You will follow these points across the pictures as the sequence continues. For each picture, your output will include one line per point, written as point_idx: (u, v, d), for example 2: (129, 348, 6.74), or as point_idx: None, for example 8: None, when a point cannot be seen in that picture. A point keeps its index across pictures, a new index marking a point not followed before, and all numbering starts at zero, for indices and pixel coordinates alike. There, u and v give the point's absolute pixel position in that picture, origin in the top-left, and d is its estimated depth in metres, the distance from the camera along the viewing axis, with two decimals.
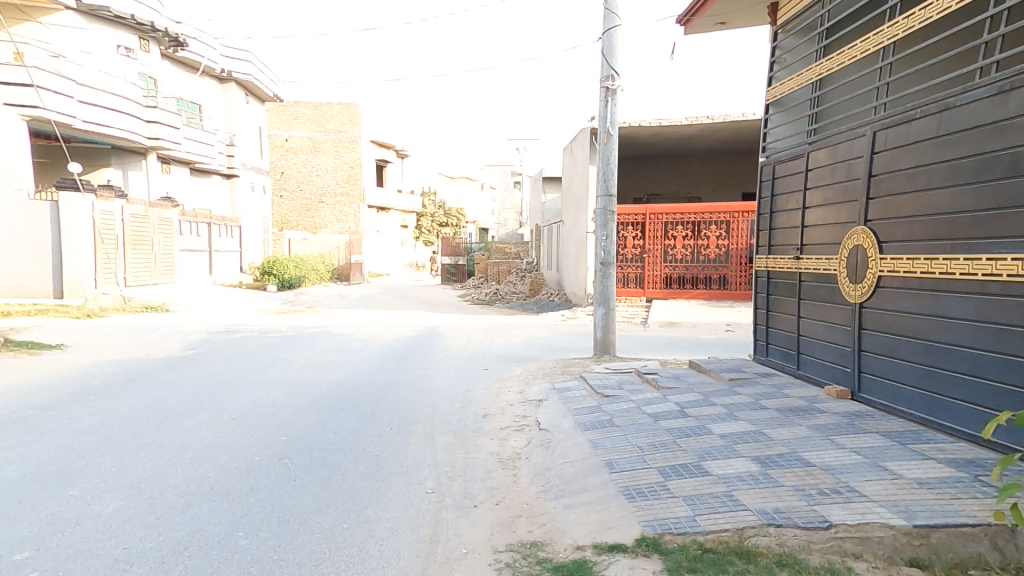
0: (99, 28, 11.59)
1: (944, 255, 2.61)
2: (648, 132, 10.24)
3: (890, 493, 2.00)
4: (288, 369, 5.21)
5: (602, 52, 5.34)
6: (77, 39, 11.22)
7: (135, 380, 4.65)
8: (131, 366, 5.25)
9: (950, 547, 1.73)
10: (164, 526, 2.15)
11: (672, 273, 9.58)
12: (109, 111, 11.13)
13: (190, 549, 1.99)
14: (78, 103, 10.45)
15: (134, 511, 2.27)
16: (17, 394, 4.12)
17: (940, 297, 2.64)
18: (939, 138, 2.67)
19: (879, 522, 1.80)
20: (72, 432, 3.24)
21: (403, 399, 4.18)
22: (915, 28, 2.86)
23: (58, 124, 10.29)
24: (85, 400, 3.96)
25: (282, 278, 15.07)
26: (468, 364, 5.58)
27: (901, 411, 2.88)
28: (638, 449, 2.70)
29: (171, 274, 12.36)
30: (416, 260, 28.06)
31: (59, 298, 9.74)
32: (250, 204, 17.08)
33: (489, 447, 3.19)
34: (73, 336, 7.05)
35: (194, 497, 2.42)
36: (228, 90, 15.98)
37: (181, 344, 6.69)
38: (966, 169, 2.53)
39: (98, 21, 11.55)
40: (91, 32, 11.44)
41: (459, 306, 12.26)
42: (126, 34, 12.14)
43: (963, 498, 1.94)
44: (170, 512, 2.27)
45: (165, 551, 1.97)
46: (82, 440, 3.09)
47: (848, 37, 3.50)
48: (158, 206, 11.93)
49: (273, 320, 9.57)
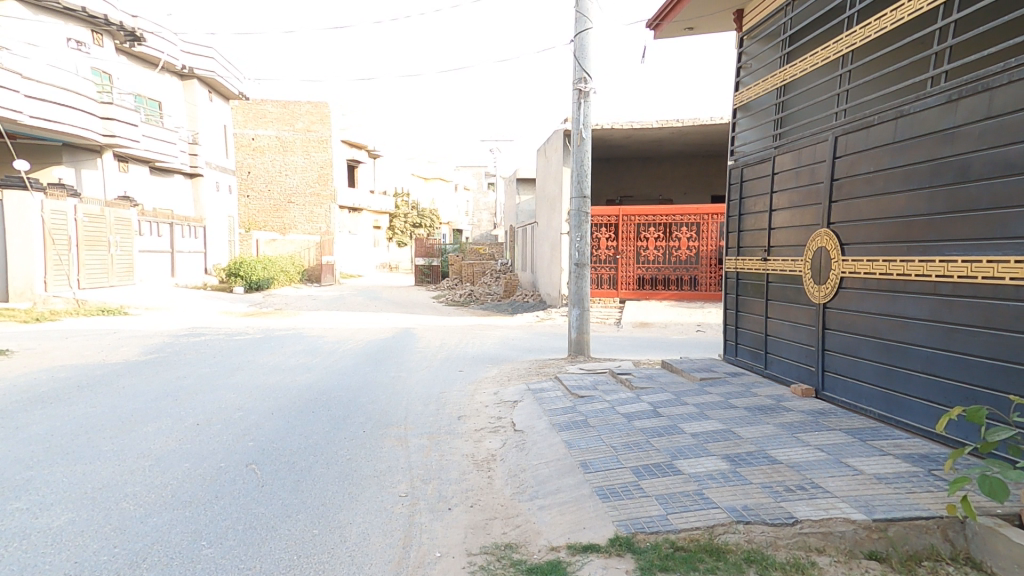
0: (46, 20, 11.13)
1: (901, 257, 2.70)
2: (620, 135, 10.35)
3: (852, 488, 2.06)
4: (255, 372, 5.10)
5: (574, 55, 5.38)
6: (23, 31, 10.74)
7: (91, 386, 4.48)
8: (86, 372, 5.06)
9: (907, 539, 1.79)
10: (122, 537, 2.08)
11: (644, 274, 9.70)
12: (60, 107, 10.72)
13: (149, 560, 1.93)
14: (25, 97, 10.01)
15: (91, 522, 2.19)
16: None
17: (897, 298, 2.74)
18: (895, 143, 2.77)
19: (842, 516, 1.85)
20: (21, 441, 3.10)
21: (376, 402, 4.13)
22: (872, 38, 2.96)
23: (4, 120, 9.86)
24: (36, 407, 3.80)
25: (250, 279, 14.75)
26: (442, 365, 5.55)
27: (862, 408, 2.97)
28: (612, 449, 2.73)
29: (130, 276, 11.98)
30: (389, 261, 27.80)
31: (7, 301, 9.33)
32: (215, 204, 16.66)
33: (464, 449, 3.17)
34: (24, 341, 6.77)
35: (155, 506, 2.34)
36: (190, 87, 15.56)
37: (142, 347, 6.49)
38: (920, 174, 2.63)
39: (44, 12, 11.09)
40: (38, 24, 10.98)
41: (432, 307, 12.19)
42: (77, 27, 11.72)
43: (919, 492, 2.01)
44: (128, 523, 2.19)
45: (122, 564, 1.90)
46: (32, 450, 2.96)
47: (810, 45, 3.61)
48: (115, 206, 11.51)
49: (239, 322, 9.37)
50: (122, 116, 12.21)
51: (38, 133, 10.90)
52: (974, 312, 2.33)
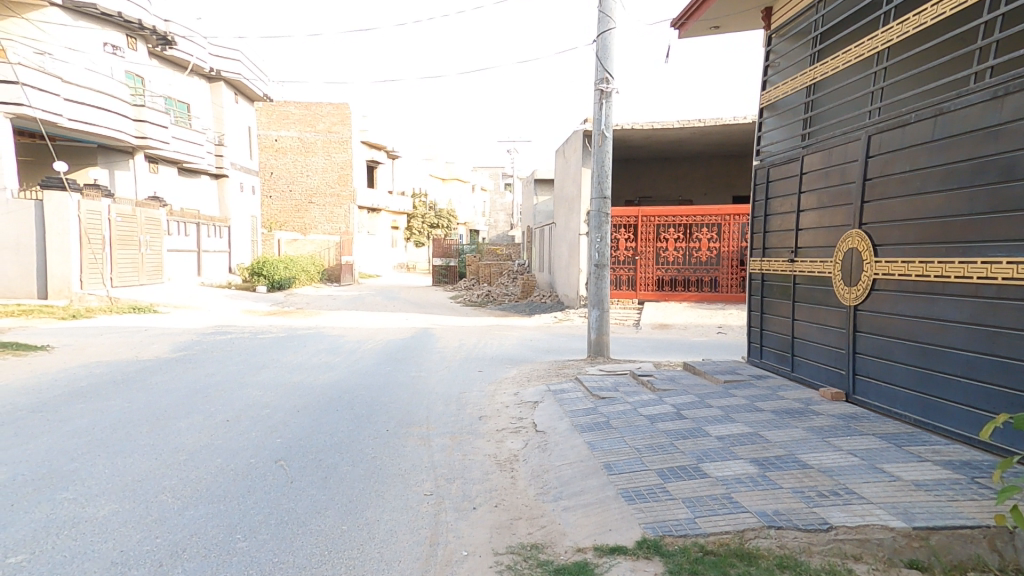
0: (85, 25, 11.41)
1: (939, 258, 2.64)
2: (641, 135, 10.29)
3: (889, 495, 2.02)
4: (281, 370, 5.19)
5: (597, 55, 5.35)
6: (64, 37, 11.04)
7: (125, 381, 4.61)
8: (120, 368, 5.20)
9: (949, 549, 1.74)
10: (161, 529, 2.12)
11: (664, 275, 9.63)
12: (96, 110, 11.13)
13: (188, 552, 1.97)
14: (63, 101, 10.38)
15: (130, 513, 2.24)
16: (4, 395, 4.08)
17: (934, 301, 2.68)
18: (933, 142, 2.71)
19: (879, 524, 1.82)
20: (61, 434, 3.19)
21: (398, 401, 4.16)
22: (910, 34, 2.90)
23: (43, 123, 10.24)
24: (73, 402, 3.91)
25: (272, 279, 14.95)
26: (461, 366, 5.56)
27: (896, 413, 2.91)
28: (635, 450, 2.71)
29: (159, 275, 12.23)
30: (407, 261, 27.94)
31: (44, 299, 9.61)
32: (239, 204, 16.95)
33: (487, 449, 3.18)
34: (59, 338, 6.97)
35: (190, 500, 2.39)
36: (217, 90, 15.86)
37: (171, 345, 6.65)
38: (959, 174, 2.57)
39: (84, 19, 11.41)
40: (77, 29, 11.24)
41: (451, 307, 12.26)
42: (113, 32, 11.98)
43: (961, 500, 1.96)
44: (166, 515, 2.24)
45: (164, 554, 1.95)
46: (72, 443, 3.04)
47: (841, 42, 3.54)
48: (145, 206, 11.79)
49: (263, 321, 9.52)
50: (153, 118, 12.56)
51: (74, 135, 11.22)
52: (1019, 315, 2.27)
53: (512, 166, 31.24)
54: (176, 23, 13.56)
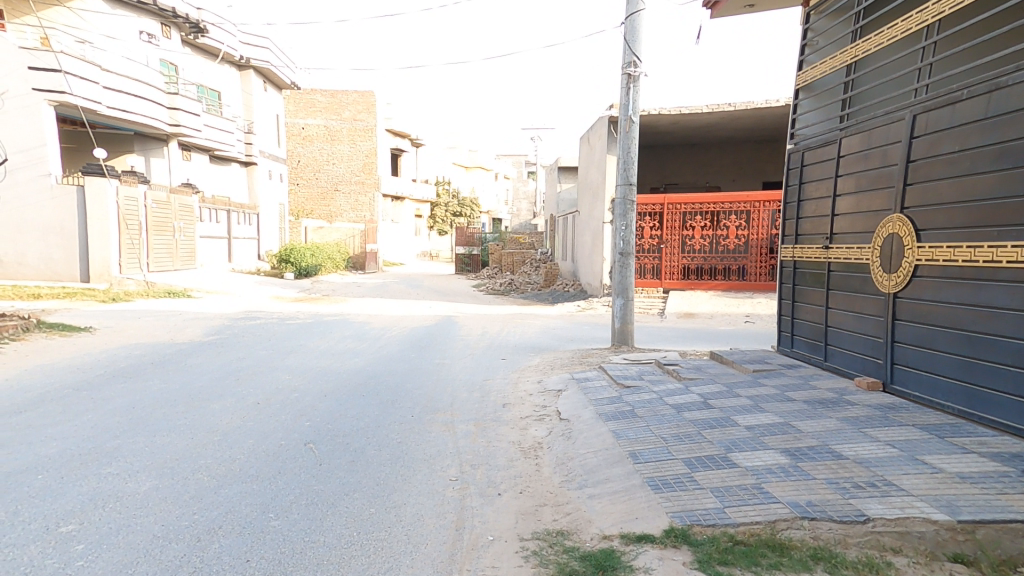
0: (123, 14, 11.74)
1: (988, 242, 2.55)
2: (668, 120, 10.13)
3: (932, 488, 1.98)
4: (309, 355, 5.30)
5: (624, 38, 5.26)
6: (104, 24, 11.37)
7: (163, 363, 4.77)
8: (158, 350, 5.38)
9: (998, 544, 1.69)
10: (198, 505, 2.20)
11: (690, 263, 9.48)
12: (134, 98, 11.44)
13: (224, 528, 2.03)
14: (103, 88, 10.69)
15: (168, 489, 2.33)
16: (50, 375, 4.26)
17: (983, 288, 2.59)
18: (985, 120, 2.60)
19: (921, 517, 1.78)
20: (104, 412, 3.32)
21: (423, 387, 4.22)
22: (962, 6, 2.77)
23: (85, 110, 10.52)
24: (114, 381, 4.07)
25: (300, 266, 15.21)
26: (485, 353, 5.59)
27: (938, 403, 2.83)
28: (661, 439, 2.70)
29: (192, 260, 12.54)
30: (430, 249, 28.13)
31: (87, 282, 9.96)
32: (268, 192, 17.24)
33: (511, 436, 3.20)
34: (100, 320, 7.23)
35: (225, 478, 2.46)
36: (246, 78, 16.08)
37: (204, 328, 6.84)
38: (1013, 152, 2.47)
39: (122, 7, 11.73)
40: (116, 17, 11.57)
41: (473, 295, 12.32)
42: (149, 20, 12.41)
43: (1009, 494, 1.91)
44: (203, 492, 2.31)
45: (201, 529, 2.02)
46: (114, 420, 3.16)
47: (885, 18, 3.41)
48: (179, 193, 12.08)
49: (291, 307, 9.71)
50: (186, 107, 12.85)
51: (111, 123, 11.52)
52: None
53: (536, 154, 31.12)
54: (208, 12, 13.73)
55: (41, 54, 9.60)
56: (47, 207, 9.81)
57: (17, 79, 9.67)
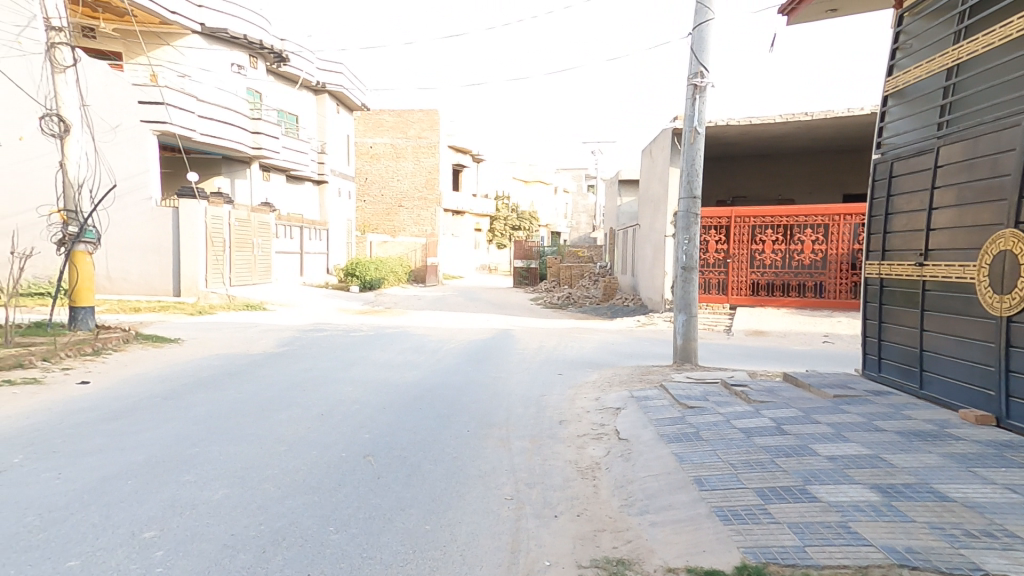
0: (218, 48, 12.89)
1: None
2: (736, 131, 9.83)
3: None
4: (370, 367, 5.47)
5: (692, 48, 5.16)
6: (200, 59, 12.64)
7: (239, 373, 5.06)
8: (234, 360, 5.72)
9: None
10: (264, 516, 2.29)
11: (759, 279, 9.09)
12: (223, 124, 12.40)
13: (287, 540, 2.11)
14: (197, 117, 11.70)
15: (238, 498, 2.44)
16: (141, 383, 4.62)
17: None
18: None
19: None
20: (185, 420, 3.56)
21: (478, 401, 4.24)
22: None
23: (181, 138, 11.55)
24: (196, 390, 4.35)
25: (364, 279, 15.75)
26: (542, 368, 5.56)
27: None
28: (730, 466, 2.58)
29: (268, 275, 13.27)
30: (489, 263, 28.46)
31: (178, 296, 10.78)
32: (337, 208, 18.04)
33: (567, 454, 3.15)
34: (186, 331, 7.79)
35: (289, 489, 2.56)
36: (322, 101, 16.98)
37: (275, 340, 7.21)
38: None
39: (217, 42, 12.88)
40: (211, 52, 12.77)
41: (531, 309, 12.33)
42: (240, 53, 13.29)
43: None
44: (268, 503, 2.41)
45: (266, 540, 2.10)
46: (193, 429, 3.37)
47: (995, 18, 3.15)
48: (259, 211, 12.86)
49: (356, 319, 10.07)
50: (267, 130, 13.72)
51: (201, 147, 12.49)
52: None
53: (596, 168, 31.05)
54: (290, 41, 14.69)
55: (148, 89, 10.70)
56: (145, 226, 10.72)
57: (128, 113, 10.69)
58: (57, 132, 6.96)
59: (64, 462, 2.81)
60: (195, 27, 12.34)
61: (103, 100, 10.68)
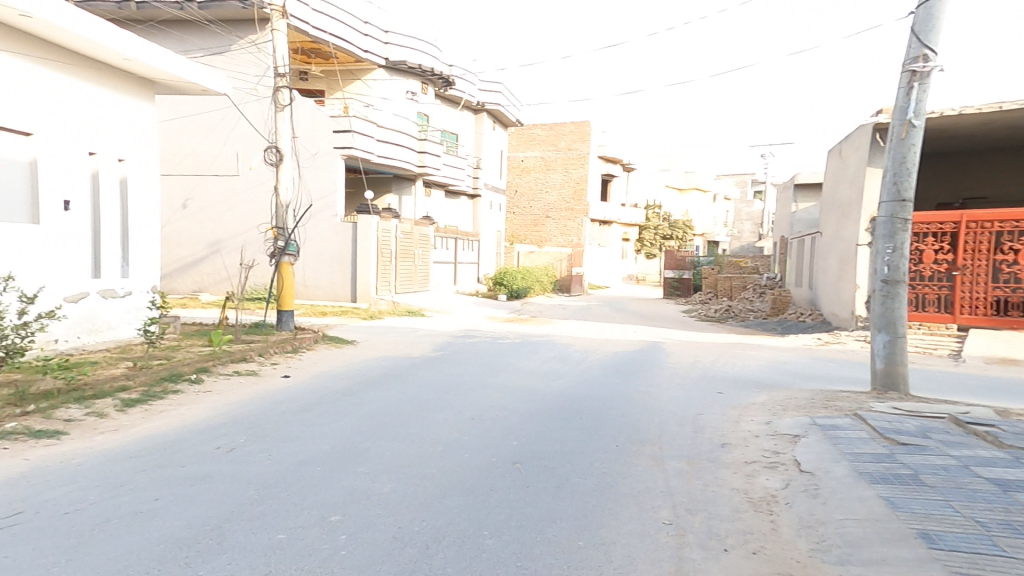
0: (397, 79, 14.70)
1: None
2: (953, 121, 8.41)
3: None
4: (517, 374, 5.60)
5: (915, 30, 4.47)
6: (383, 89, 14.50)
7: (402, 375, 5.53)
8: (398, 362, 6.29)
9: None
10: (425, 514, 2.43)
11: (1005, 296, 7.67)
12: (395, 147, 13.85)
13: (445, 539, 2.21)
14: (376, 141, 13.25)
15: (403, 494, 2.63)
16: (323, 380, 5.28)
17: None
18: None
19: None
20: (357, 416, 3.98)
21: (627, 415, 4.11)
22: None
23: (362, 160, 13.10)
24: (367, 389, 4.87)
25: (512, 288, 16.34)
26: (699, 385, 5.21)
27: None
28: (981, 526, 2.21)
29: (427, 283, 14.39)
30: (637, 273, 27.79)
31: (354, 301, 12.14)
32: (488, 219, 18.99)
33: (736, 483, 2.89)
34: (359, 334, 8.76)
35: (445, 490, 2.69)
36: (480, 120, 18.06)
37: (431, 344, 7.76)
38: None
39: (397, 73, 14.72)
40: (391, 82, 14.59)
41: (684, 321, 11.76)
42: (413, 81, 14.97)
43: None
44: (427, 501, 2.55)
45: (428, 536, 2.22)
46: (364, 424, 3.74)
47: None
48: (420, 225, 14.02)
49: (504, 327, 10.44)
50: (432, 150, 14.93)
51: (376, 168, 14.02)
52: None
53: (768, 175, 29.02)
54: (458, 66, 15.99)
55: (340, 119, 12.42)
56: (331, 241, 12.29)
57: (325, 140, 12.47)
58: (275, 161, 8.30)
59: (267, 447, 3.31)
60: (380, 61, 14.28)
61: (309, 131, 12.56)
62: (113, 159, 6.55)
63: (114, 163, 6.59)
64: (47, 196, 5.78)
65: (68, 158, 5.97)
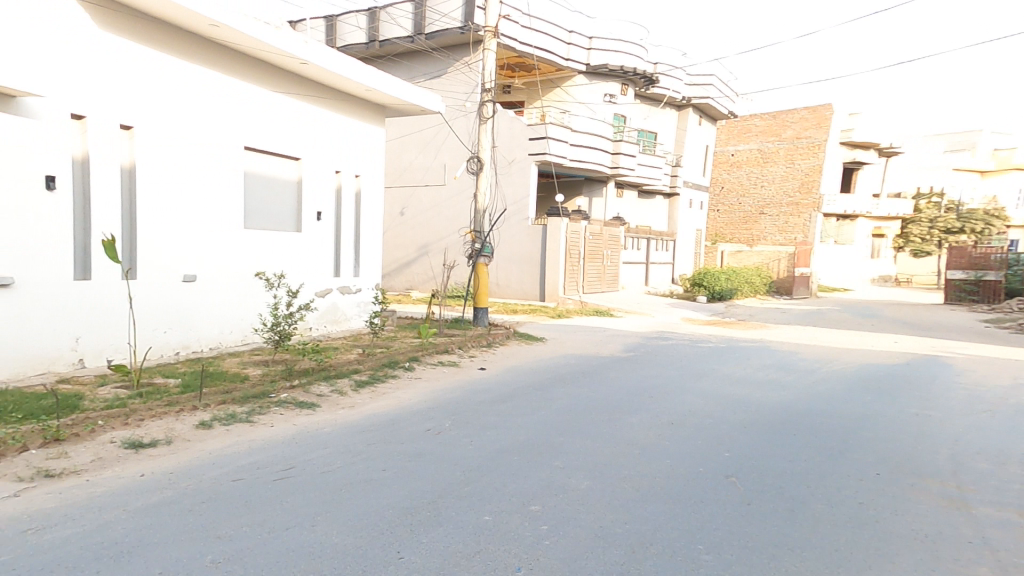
0: (596, 82, 15.72)
1: None
2: None
3: None
4: (707, 381, 5.81)
5: None
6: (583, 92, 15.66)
7: (584, 375, 6.31)
8: (584, 362, 7.09)
9: None
10: (628, 517, 2.96)
11: None
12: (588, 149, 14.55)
13: (651, 545, 2.69)
14: (570, 145, 14.11)
15: (600, 496, 3.22)
16: (513, 376, 6.38)
17: None
18: None
19: None
20: (538, 416, 4.83)
21: (816, 439, 4.12)
22: None
23: (557, 164, 14.03)
24: (547, 389, 5.77)
25: (713, 289, 15.41)
26: (937, 416, 4.76)
27: None
28: None
29: (614, 283, 15.25)
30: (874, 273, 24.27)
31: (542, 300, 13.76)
32: (686, 218, 18.57)
33: (956, 534, 2.81)
34: (551, 333, 9.78)
35: (633, 497, 3.21)
36: (683, 116, 18.01)
37: (621, 345, 8.30)
38: None
39: (597, 77, 15.74)
40: (590, 86, 15.68)
41: (948, 333, 10.13)
42: (611, 84, 15.86)
43: None
44: (626, 504, 3.11)
45: (634, 539, 2.74)
46: (552, 426, 4.51)
47: None
48: (609, 226, 14.74)
49: (705, 329, 10.29)
50: (627, 150, 15.21)
51: (571, 172, 14.84)
52: None
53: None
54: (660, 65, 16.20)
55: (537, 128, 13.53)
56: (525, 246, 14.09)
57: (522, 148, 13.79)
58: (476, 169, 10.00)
59: (472, 437, 4.32)
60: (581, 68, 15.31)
61: (510, 140, 14.02)
62: (351, 174, 9.64)
63: (352, 177, 9.69)
64: (307, 208, 8.81)
65: (319, 179, 8.97)
